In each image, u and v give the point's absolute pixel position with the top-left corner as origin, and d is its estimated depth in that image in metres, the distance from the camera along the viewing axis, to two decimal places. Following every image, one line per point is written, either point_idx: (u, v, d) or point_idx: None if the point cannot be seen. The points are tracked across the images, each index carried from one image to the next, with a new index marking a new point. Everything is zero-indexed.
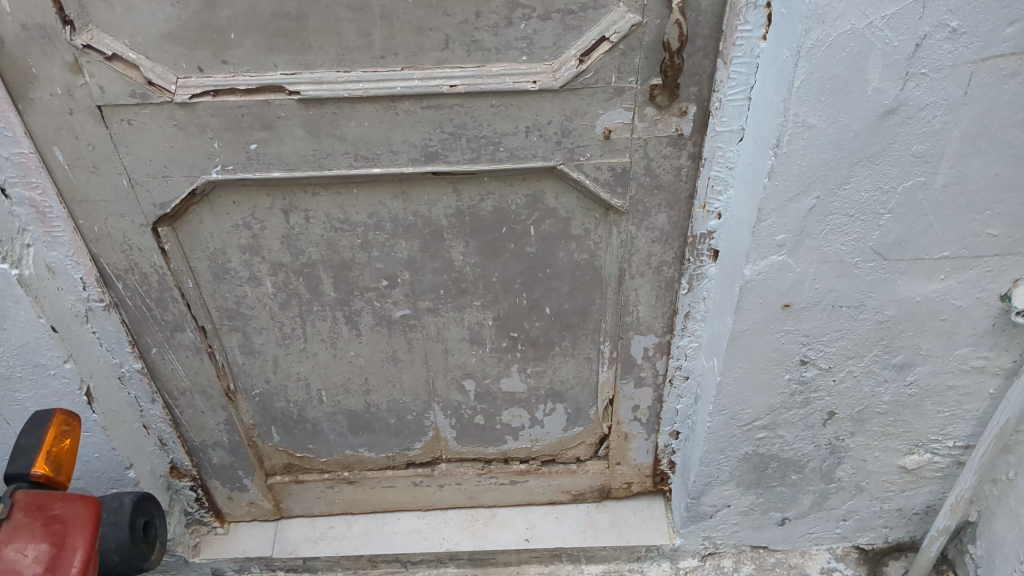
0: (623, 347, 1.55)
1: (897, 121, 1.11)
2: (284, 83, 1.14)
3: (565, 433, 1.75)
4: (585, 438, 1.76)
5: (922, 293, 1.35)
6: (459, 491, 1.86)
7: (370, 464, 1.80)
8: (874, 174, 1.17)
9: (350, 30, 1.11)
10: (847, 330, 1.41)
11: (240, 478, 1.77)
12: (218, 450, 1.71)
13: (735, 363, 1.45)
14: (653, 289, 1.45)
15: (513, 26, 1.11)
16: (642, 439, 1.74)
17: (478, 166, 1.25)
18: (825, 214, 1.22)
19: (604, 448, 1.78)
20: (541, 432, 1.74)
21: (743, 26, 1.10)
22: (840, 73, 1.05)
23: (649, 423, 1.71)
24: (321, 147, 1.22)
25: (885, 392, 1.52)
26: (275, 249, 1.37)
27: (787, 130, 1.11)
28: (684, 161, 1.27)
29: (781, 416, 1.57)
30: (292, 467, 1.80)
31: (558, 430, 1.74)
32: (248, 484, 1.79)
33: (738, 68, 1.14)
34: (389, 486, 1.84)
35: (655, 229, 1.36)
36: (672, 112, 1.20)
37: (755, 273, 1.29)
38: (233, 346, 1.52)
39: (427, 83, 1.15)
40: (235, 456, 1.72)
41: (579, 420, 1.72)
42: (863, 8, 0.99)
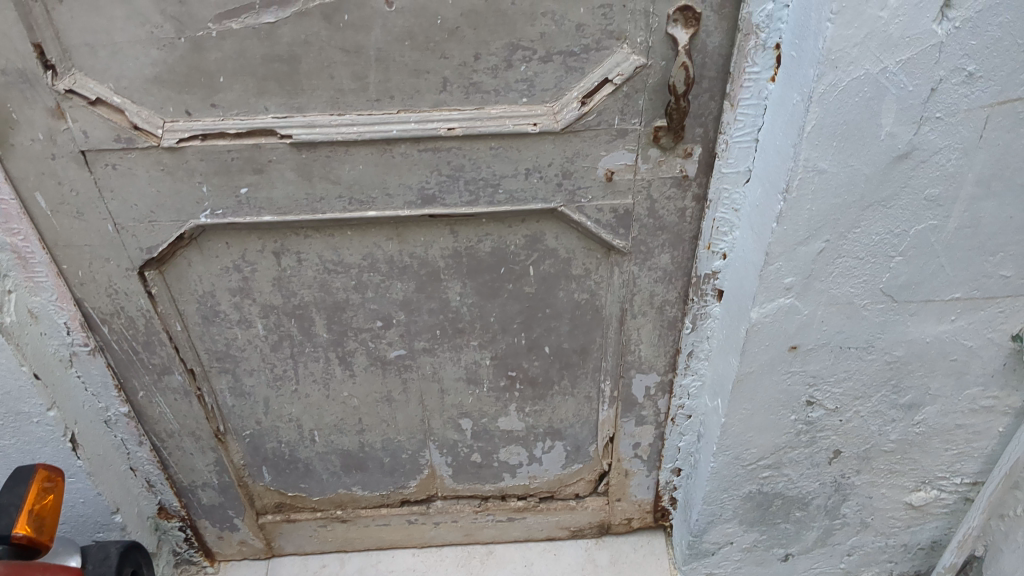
0: (623, 386, 1.51)
1: (910, 165, 1.07)
2: (276, 126, 1.10)
3: (564, 470, 1.71)
4: (584, 475, 1.72)
5: (932, 334, 1.31)
6: (455, 528, 1.82)
7: (364, 502, 1.76)
8: (885, 218, 1.14)
9: (344, 73, 1.07)
10: (855, 371, 1.37)
11: (230, 517, 1.73)
12: (208, 490, 1.66)
13: (741, 404, 1.41)
14: (656, 328, 1.41)
15: (513, 68, 1.08)
16: (642, 476, 1.70)
17: (476, 209, 1.21)
18: (834, 257, 1.18)
19: (604, 485, 1.74)
20: (540, 469, 1.70)
21: (751, 67, 1.06)
22: (852, 118, 1.02)
23: (650, 460, 1.67)
24: (314, 190, 1.18)
25: (892, 431, 1.49)
26: (266, 291, 1.32)
27: (797, 175, 1.07)
28: (688, 202, 1.23)
29: (786, 455, 1.53)
30: (283, 506, 1.75)
31: (557, 467, 1.70)
32: (239, 523, 1.74)
33: (745, 109, 1.10)
34: (384, 524, 1.79)
35: (658, 269, 1.32)
36: (676, 153, 1.17)
37: (762, 317, 1.26)
38: (223, 389, 1.48)
39: (423, 126, 1.11)
40: (225, 496, 1.68)
41: (578, 457, 1.68)
42: (878, 53, 0.96)
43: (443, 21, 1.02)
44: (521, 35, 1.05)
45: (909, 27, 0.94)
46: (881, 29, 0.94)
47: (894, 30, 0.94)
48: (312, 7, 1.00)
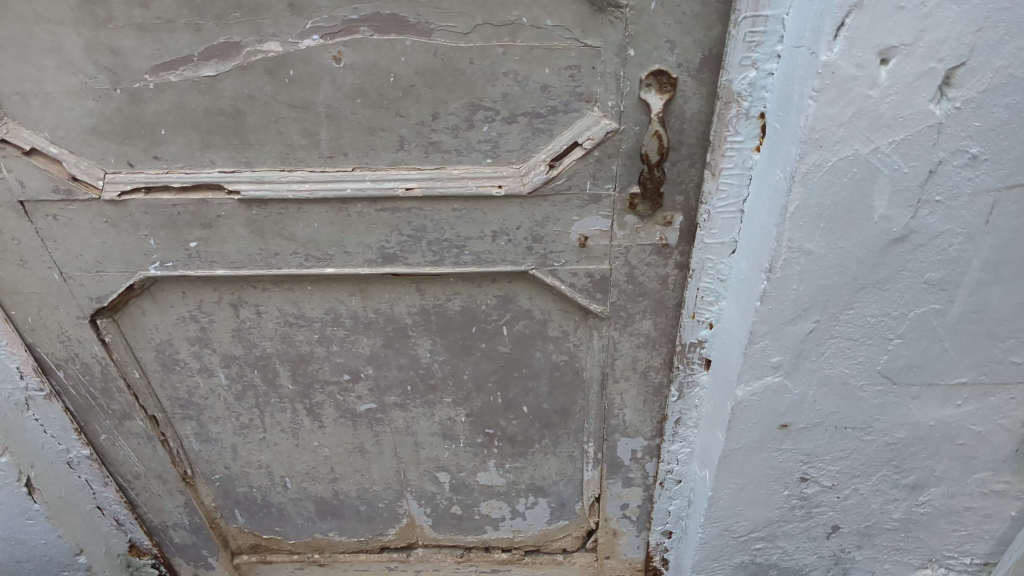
0: (608, 449, 1.43)
1: (908, 248, 0.98)
2: (222, 181, 1.03)
3: (549, 525, 1.62)
4: (571, 530, 1.64)
5: (936, 418, 1.21)
6: None
7: (342, 547, 1.69)
8: (881, 301, 1.04)
9: (293, 128, 0.99)
10: (852, 450, 1.27)
11: (204, 557, 1.66)
12: (179, 530, 1.60)
13: (729, 478, 1.32)
14: (640, 393, 1.32)
15: (474, 129, 0.99)
16: (632, 536, 1.61)
17: (442, 269, 1.13)
18: (826, 338, 1.09)
19: (592, 541, 1.65)
20: (524, 523, 1.62)
21: (733, 136, 0.96)
22: (841, 199, 0.92)
23: (639, 521, 1.58)
24: (268, 246, 1.10)
25: (895, 510, 1.39)
26: (226, 342, 1.26)
27: (780, 255, 0.98)
28: (670, 269, 1.13)
29: (780, 528, 1.44)
30: (259, 547, 1.69)
31: (541, 522, 1.62)
32: (214, 563, 1.67)
33: (728, 179, 1.01)
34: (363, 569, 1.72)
35: (640, 335, 1.23)
36: (656, 221, 1.08)
37: (747, 394, 1.17)
38: (188, 434, 1.42)
39: (380, 185, 1.04)
40: (198, 536, 1.61)
41: (564, 514, 1.59)
42: (868, 132, 0.86)
43: (397, 78, 0.95)
44: (482, 95, 0.96)
45: (903, 107, 0.84)
46: (871, 108, 0.84)
47: (885, 109, 0.84)
48: (255, 61, 0.93)
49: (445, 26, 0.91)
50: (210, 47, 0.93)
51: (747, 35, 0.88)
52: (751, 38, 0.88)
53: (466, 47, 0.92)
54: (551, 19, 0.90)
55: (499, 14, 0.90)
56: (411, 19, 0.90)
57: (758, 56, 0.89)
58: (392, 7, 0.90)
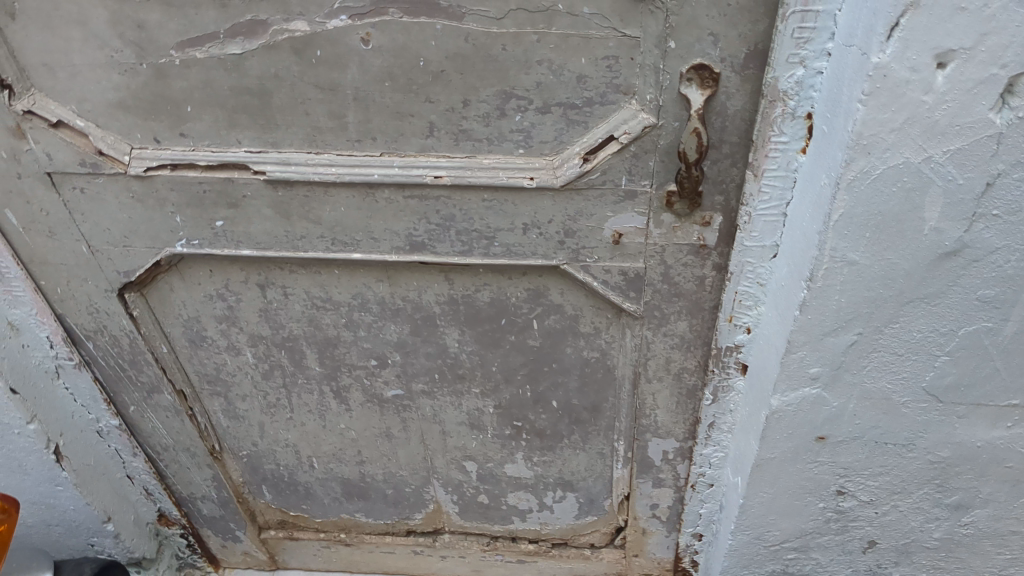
0: (639, 449, 1.39)
1: (960, 263, 0.92)
2: (248, 161, 1.01)
3: (577, 520, 1.59)
4: (599, 526, 1.60)
5: (983, 440, 1.15)
6: (462, 563, 1.71)
7: (368, 528, 1.68)
8: (928, 316, 0.98)
9: (320, 110, 0.97)
10: (892, 466, 1.22)
11: (232, 529, 1.66)
12: (207, 503, 1.60)
13: (761, 487, 1.27)
14: (674, 395, 1.28)
15: (507, 118, 0.95)
16: (661, 536, 1.57)
17: (470, 260, 1.10)
18: (868, 351, 1.03)
19: (621, 538, 1.61)
20: (551, 517, 1.59)
21: (777, 137, 0.91)
22: (889, 209, 0.86)
23: (669, 521, 1.54)
24: (294, 228, 1.08)
25: (936, 529, 1.33)
26: (253, 321, 1.24)
27: (823, 264, 0.92)
28: (708, 271, 1.09)
29: (813, 540, 1.39)
30: (287, 523, 1.68)
31: (569, 516, 1.58)
32: (241, 536, 1.68)
33: (771, 182, 0.95)
34: (388, 551, 1.71)
35: (675, 336, 1.18)
36: (693, 221, 1.03)
37: (783, 405, 1.12)
38: (216, 410, 1.41)
39: (409, 172, 1.01)
40: (225, 509, 1.61)
41: (592, 509, 1.56)
42: (920, 140, 0.80)
43: (426, 63, 0.91)
44: (515, 83, 0.92)
45: (960, 115, 0.78)
46: (925, 115, 0.78)
47: (941, 116, 0.78)
48: (281, 40, 0.91)
49: (477, 10, 0.87)
50: (236, 24, 0.90)
51: (796, 31, 0.82)
52: (800, 35, 0.82)
53: (499, 33, 0.88)
54: (588, 7, 0.85)
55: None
56: (441, 1, 0.87)
57: (807, 53, 0.84)
58: None
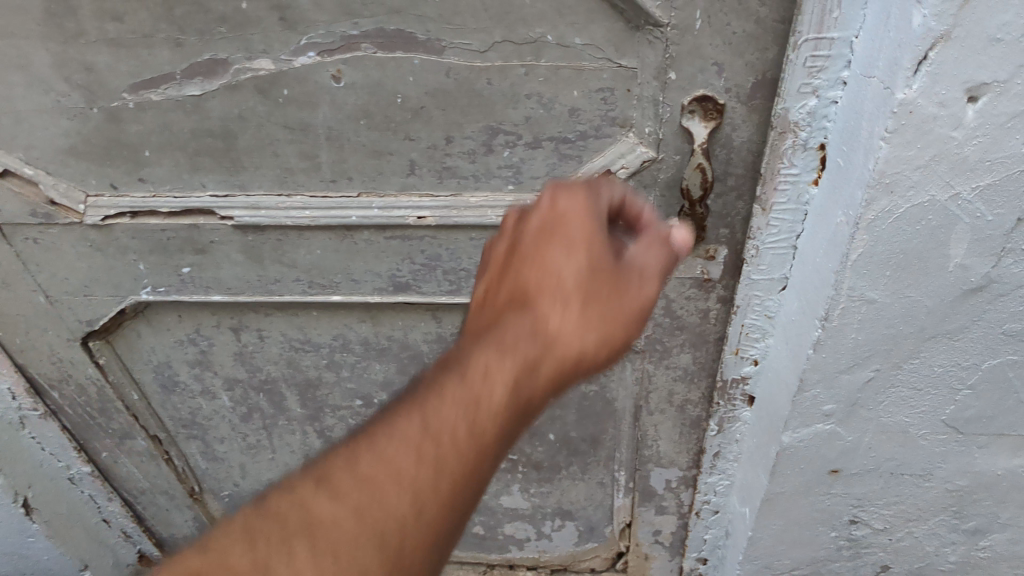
0: (640, 478, 1.33)
1: (986, 298, 0.85)
2: (213, 207, 0.94)
3: (577, 547, 1.53)
4: (600, 552, 1.54)
5: (1004, 467, 1.09)
6: None
7: None
8: (950, 351, 0.92)
9: (290, 151, 0.89)
10: (908, 496, 1.16)
11: None
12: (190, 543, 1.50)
13: (771, 518, 1.21)
14: (676, 425, 1.22)
15: (494, 154, 0.88)
16: (664, 560, 1.51)
17: (459, 299, 1.02)
18: (885, 386, 0.97)
19: (623, 563, 1.55)
20: (550, 544, 1.53)
21: (787, 168, 0.84)
22: (912, 247, 0.80)
23: (673, 546, 1.48)
24: (267, 272, 1.01)
25: (953, 553, 1.27)
26: (228, 365, 1.17)
27: (839, 303, 0.86)
28: (712, 302, 1.03)
29: (824, 566, 1.33)
30: None
31: (568, 544, 1.52)
32: None
33: (780, 214, 0.89)
34: None
35: (678, 368, 1.13)
36: (697, 254, 0.97)
37: (794, 441, 1.06)
38: (194, 453, 1.34)
39: (389, 214, 0.93)
40: None
41: (592, 536, 1.50)
42: (947, 177, 0.74)
43: (404, 99, 0.84)
44: (502, 117, 0.85)
45: (991, 150, 0.71)
46: (953, 151, 0.71)
47: (970, 152, 0.71)
48: (244, 80, 0.83)
49: (458, 43, 0.80)
50: (194, 64, 0.82)
51: (808, 59, 0.76)
52: (813, 63, 0.76)
53: (482, 66, 0.81)
54: (580, 37, 0.79)
55: (520, 30, 0.79)
56: (419, 35, 0.80)
57: (820, 82, 0.77)
58: (398, 22, 0.79)
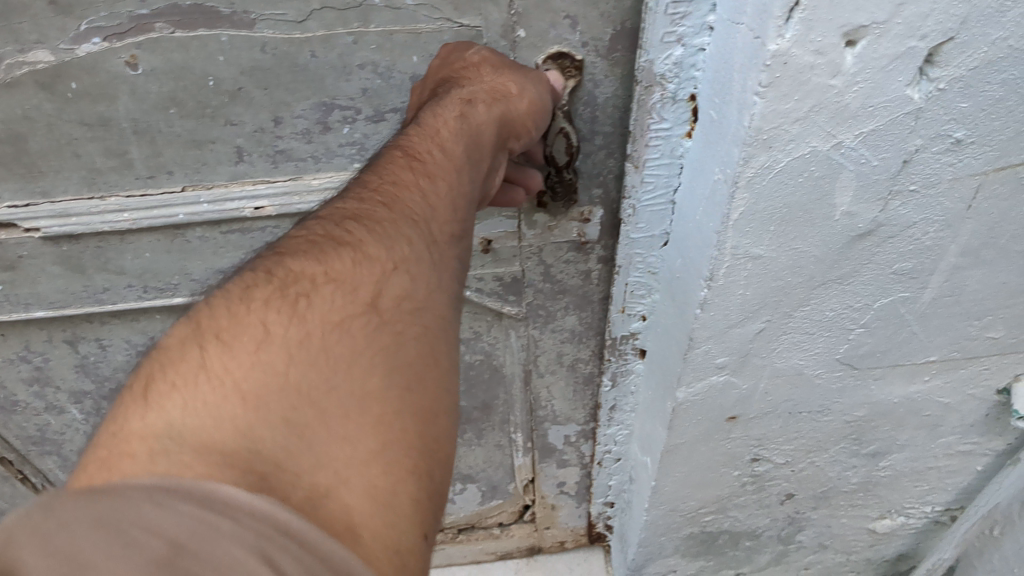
0: (538, 438, 1.29)
1: (875, 241, 0.80)
2: (15, 218, 0.83)
3: (482, 507, 1.48)
4: (506, 507, 1.48)
5: (900, 395, 1.07)
6: None
7: None
8: (841, 295, 0.87)
9: (94, 149, 0.78)
10: (808, 431, 1.13)
11: None
12: None
13: (672, 467, 1.17)
14: (568, 384, 1.17)
15: (332, 131, 0.80)
16: (571, 507, 1.49)
17: None
18: (777, 335, 0.92)
19: (530, 514, 1.51)
20: (453, 508, 1.47)
21: (658, 123, 0.77)
22: (795, 200, 0.73)
23: (579, 495, 1.45)
24: (93, 282, 0.91)
25: (854, 475, 1.26)
26: (70, 379, 1.05)
27: (723, 263, 0.79)
28: (592, 264, 0.98)
29: (730, 502, 1.31)
30: None
31: (473, 505, 1.47)
32: None
33: (655, 170, 0.82)
34: None
35: (564, 330, 1.08)
36: (571, 217, 0.91)
37: (689, 396, 1.01)
38: (51, 468, 1.21)
39: (220, 207, 0.84)
40: None
41: (496, 494, 1.44)
42: (829, 126, 0.67)
43: (217, 82, 0.74)
44: (335, 92, 0.77)
45: (872, 95, 0.65)
46: (833, 100, 0.64)
47: (851, 99, 0.65)
48: (23, 75, 0.72)
49: (270, 14, 0.70)
50: None
51: (670, 5, 0.68)
52: (675, 11, 0.68)
53: (302, 38, 0.72)
54: None
55: None
56: (222, 8, 0.69)
57: (685, 30, 0.69)
58: None
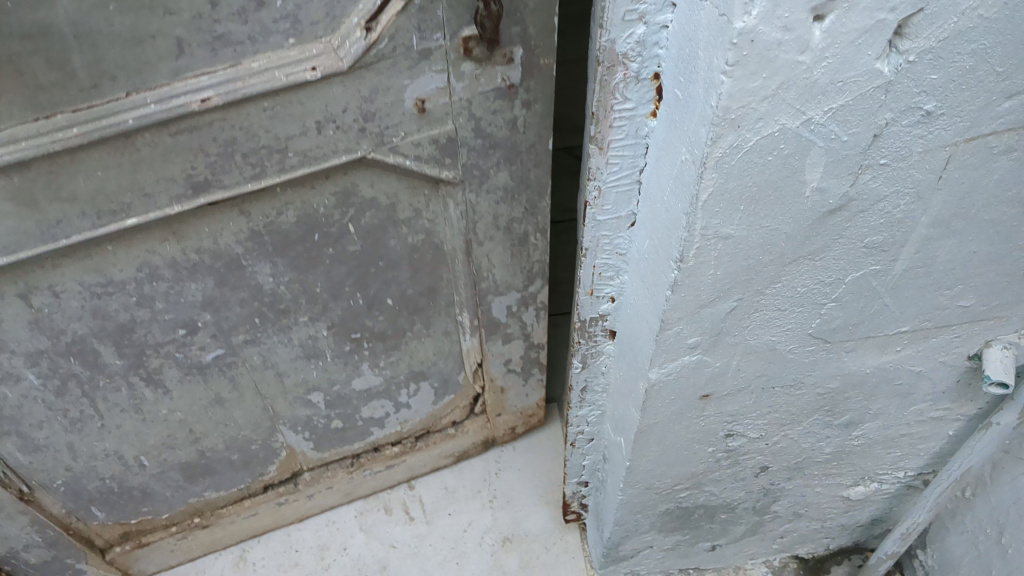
0: (484, 313, 1.36)
1: (845, 216, 0.79)
2: None
3: (436, 406, 1.56)
4: (458, 403, 1.58)
5: (873, 365, 1.06)
6: (332, 492, 1.63)
7: (221, 501, 1.53)
8: (813, 271, 0.86)
9: (34, 64, 0.77)
10: (781, 405, 1.12)
11: (72, 566, 1.44)
12: (36, 550, 1.36)
13: (646, 447, 1.16)
14: (506, 250, 1.26)
15: (266, 7, 0.81)
16: (517, 388, 1.60)
17: (266, 181, 0.98)
18: (750, 312, 0.90)
19: (480, 406, 1.62)
20: (410, 413, 1.54)
21: (621, 103, 0.75)
22: (765, 178, 0.72)
23: (524, 370, 1.55)
24: (46, 216, 0.91)
25: (827, 445, 1.26)
26: (25, 338, 1.04)
27: (694, 244, 0.77)
28: (518, 111, 1.04)
29: (705, 477, 1.30)
30: (131, 533, 1.48)
31: (428, 405, 1.54)
32: (84, 568, 1.46)
33: (620, 151, 0.80)
34: (252, 515, 1.58)
35: (498, 189, 1.15)
36: (495, 61, 0.97)
37: (662, 376, 0.99)
38: (12, 451, 1.19)
39: (167, 105, 0.85)
40: (58, 548, 1.38)
41: (448, 389, 1.53)
42: (797, 104, 0.65)
43: None
44: None
45: (842, 69, 0.63)
46: (802, 76, 0.63)
47: (820, 75, 0.63)
48: None
49: None
50: None
51: None
52: None
53: None
54: None
55: None
56: None
57: (646, 7, 0.67)
58: None
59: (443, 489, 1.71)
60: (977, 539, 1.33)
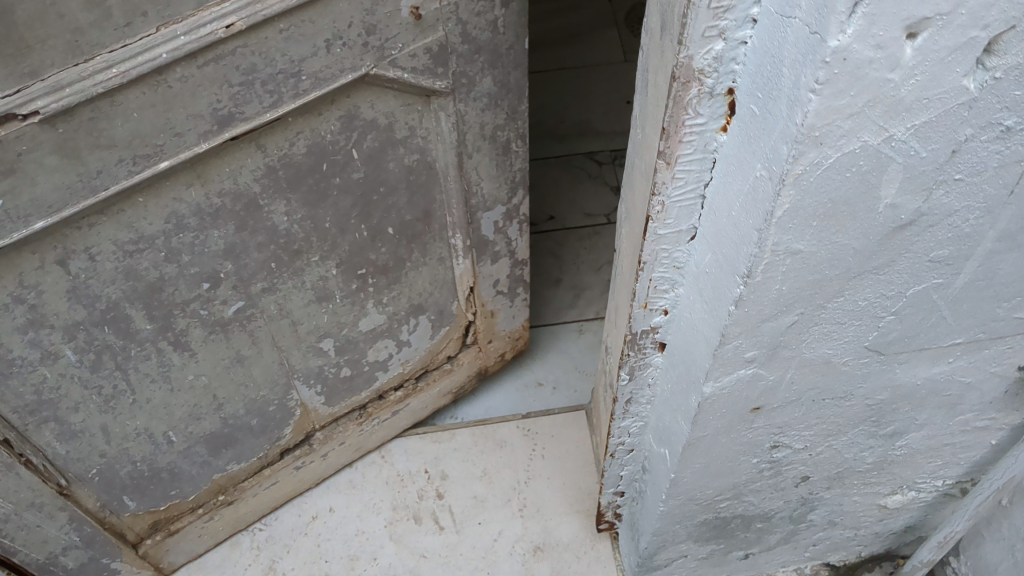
0: (474, 231, 1.39)
1: (914, 232, 0.78)
2: (11, 109, 0.81)
3: (434, 340, 1.57)
4: (451, 334, 1.60)
5: (923, 376, 1.06)
6: (345, 449, 1.64)
7: (241, 475, 1.52)
8: (876, 285, 0.85)
9: (75, 4, 0.78)
10: (829, 416, 1.12)
11: (107, 565, 1.42)
12: (73, 552, 1.34)
13: (692, 459, 1.15)
14: (492, 158, 1.29)
15: None
16: (506, 310, 1.62)
17: (284, 108, 0.98)
18: (810, 326, 0.90)
19: (472, 334, 1.63)
20: (410, 351, 1.55)
21: (693, 120, 0.75)
22: (840, 195, 0.71)
23: (510, 291, 1.58)
24: (89, 166, 0.90)
25: (869, 455, 1.25)
26: (64, 310, 1.03)
27: (763, 260, 0.77)
28: (498, 11, 1.09)
29: (746, 487, 1.29)
30: (160, 523, 1.47)
31: (426, 341, 1.55)
32: (118, 566, 1.44)
33: (687, 166, 0.80)
34: (272, 485, 1.58)
35: (483, 96, 1.18)
36: None
37: (716, 389, 0.98)
38: (50, 441, 1.17)
39: (196, 36, 0.86)
40: (93, 548, 1.37)
41: (443, 321, 1.55)
42: (881, 121, 0.65)
43: None
44: None
45: (929, 86, 0.62)
46: (889, 94, 0.62)
47: (907, 92, 0.62)
48: None
49: None
50: None
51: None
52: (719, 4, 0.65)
53: None
54: None
55: None
56: None
57: (727, 23, 0.67)
58: None
59: (473, 497, 1.70)
60: (1015, 547, 1.32)
